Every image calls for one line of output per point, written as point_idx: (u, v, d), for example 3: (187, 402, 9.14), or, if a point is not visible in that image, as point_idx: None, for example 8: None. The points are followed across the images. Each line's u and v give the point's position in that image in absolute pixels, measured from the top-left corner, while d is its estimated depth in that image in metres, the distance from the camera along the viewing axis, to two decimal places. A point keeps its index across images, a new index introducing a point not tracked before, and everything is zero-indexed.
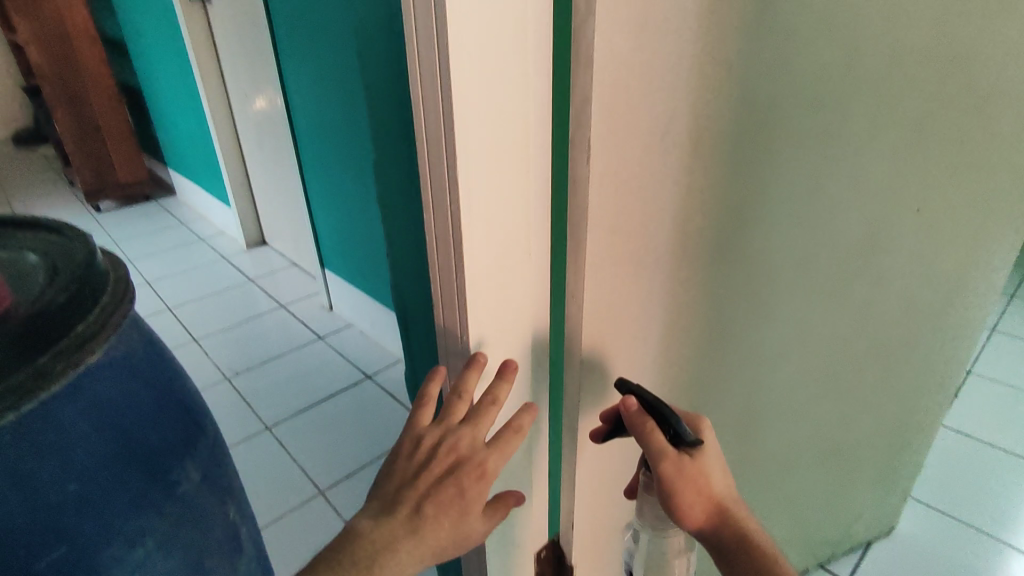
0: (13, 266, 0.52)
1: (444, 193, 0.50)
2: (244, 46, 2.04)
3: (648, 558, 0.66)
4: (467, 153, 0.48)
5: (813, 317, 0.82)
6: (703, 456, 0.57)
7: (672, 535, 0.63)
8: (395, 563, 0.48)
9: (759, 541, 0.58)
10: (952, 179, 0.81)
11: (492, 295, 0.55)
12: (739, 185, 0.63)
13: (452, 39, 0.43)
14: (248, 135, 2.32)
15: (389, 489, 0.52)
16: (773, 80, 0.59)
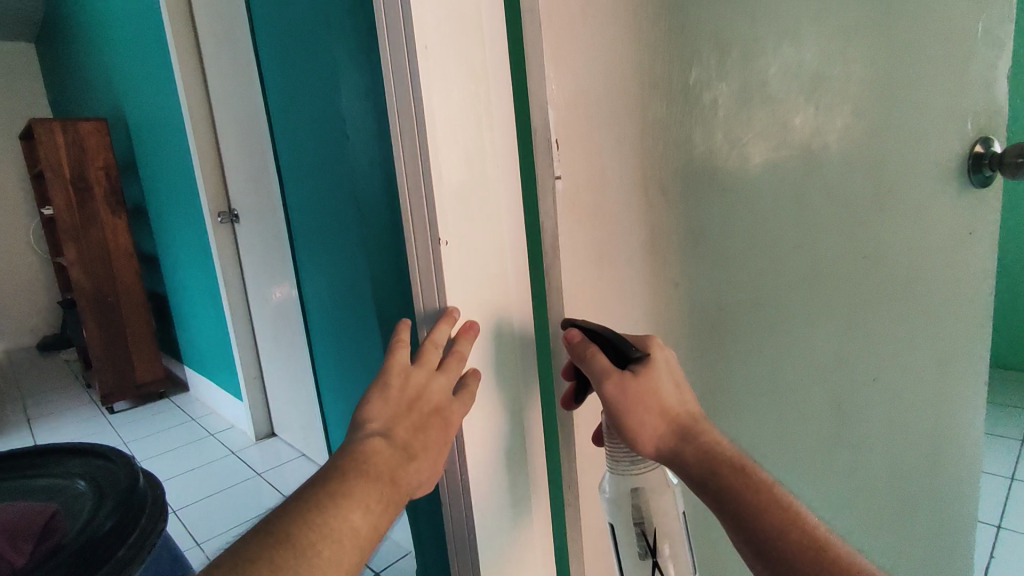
0: (78, 495, 0.80)
1: (428, 252, 0.56)
2: (259, 234, 2.27)
3: (639, 538, 0.58)
4: (448, 216, 0.55)
5: (812, 381, 0.82)
6: (652, 371, 0.57)
7: (655, 497, 0.57)
8: (404, 483, 0.49)
9: (729, 455, 0.55)
10: (909, 251, 0.88)
11: (479, 348, 0.60)
12: (705, 247, 0.69)
13: (431, 121, 0.53)
14: (263, 332, 2.46)
15: (383, 415, 0.51)
16: (715, 212, 0.70)
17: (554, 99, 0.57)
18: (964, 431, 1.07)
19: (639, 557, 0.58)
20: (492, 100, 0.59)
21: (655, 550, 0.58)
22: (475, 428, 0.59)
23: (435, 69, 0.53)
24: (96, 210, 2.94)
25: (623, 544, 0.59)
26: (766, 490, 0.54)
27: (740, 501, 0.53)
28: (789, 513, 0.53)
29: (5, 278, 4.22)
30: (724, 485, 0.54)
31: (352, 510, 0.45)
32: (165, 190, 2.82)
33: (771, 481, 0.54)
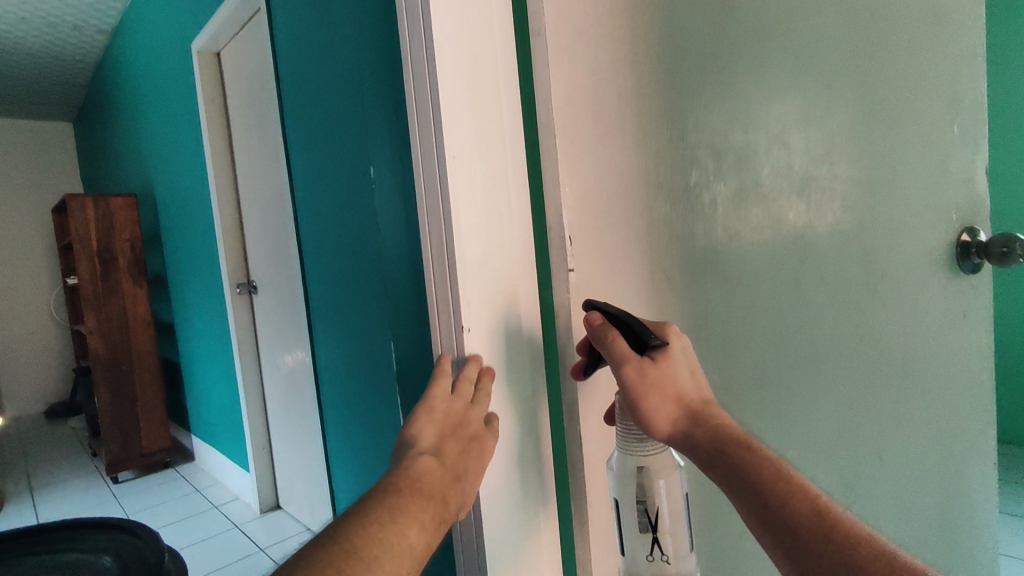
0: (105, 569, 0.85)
1: (452, 340, 0.62)
2: (277, 305, 2.33)
3: (642, 517, 0.58)
4: (471, 307, 0.61)
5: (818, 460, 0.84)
6: (668, 358, 0.60)
7: (661, 478, 0.58)
8: (452, 503, 0.52)
9: (745, 442, 0.56)
10: (905, 334, 0.92)
11: (496, 429, 0.64)
12: (710, 332, 0.74)
13: (457, 225, 0.60)
14: (274, 402, 2.48)
15: (431, 436, 0.56)
16: (717, 301, 0.74)
17: (568, 204, 0.64)
18: (975, 511, 1.07)
19: (641, 539, 0.58)
20: (512, 203, 0.65)
21: (659, 530, 0.58)
22: (491, 503, 0.63)
23: (463, 179, 0.60)
24: (119, 281, 3.04)
25: (628, 526, 0.59)
26: (780, 476, 0.54)
27: (749, 477, 0.54)
28: (789, 488, 0.52)
29: (21, 344, 4.29)
30: (733, 462, 0.55)
31: (413, 524, 0.47)
32: (187, 262, 2.92)
33: (787, 469, 0.54)
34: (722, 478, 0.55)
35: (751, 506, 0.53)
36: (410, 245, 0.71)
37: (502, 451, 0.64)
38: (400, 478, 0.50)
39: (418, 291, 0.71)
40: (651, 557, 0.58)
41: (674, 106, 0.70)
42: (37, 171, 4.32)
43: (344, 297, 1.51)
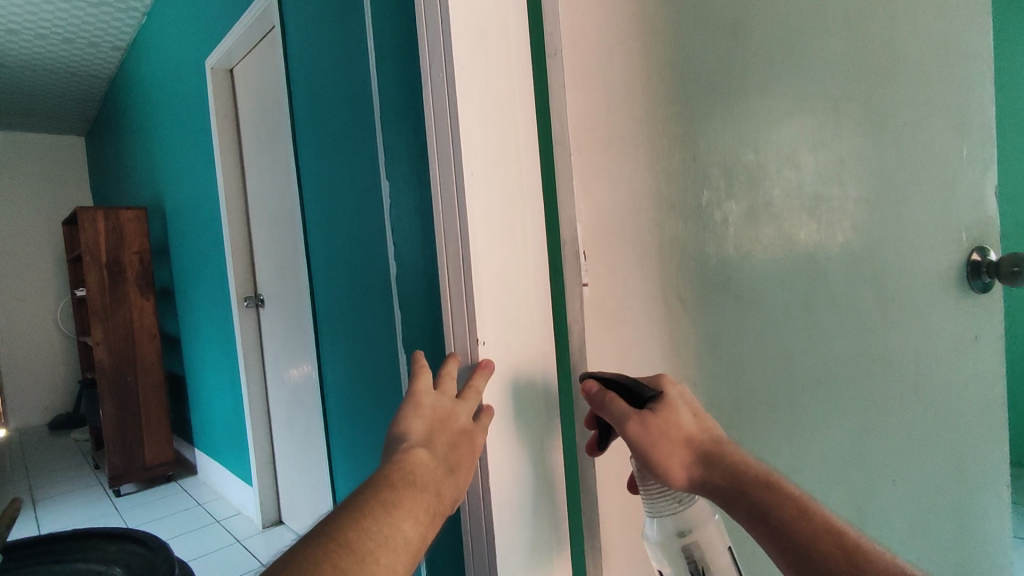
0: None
1: (467, 356, 0.63)
2: (284, 319, 2.34)
3: None
4: (486, 322, 0.62)
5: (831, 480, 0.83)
6: (667, 405, 0.59)
7: (700, 536, 0.58)
8: (446, 497, 0.49)
9: (761, 476, 0.55)
10: (917, 353, 0.92)
11: (510, 446, 0.64)
12: (723, 347, 0.74)
13: (473, 241, 0.61)
14: (278, 415, 2.47)
15: (420, 429, 0.53)
16: (729, 318, 0.75)
17: (582, 220, 0.65)
18: (989, 536, 1.06)
19: None
20: (527, 219, 0.66)
21: None
22: (504, 518, 0.63)
23: (480, 195, 0.61)
24: (126, 292, 3.06)
25: None
26: (801, 508, 0.53)
27: (772, 516, 0.53)
28: (809, 521, 0.52)
29: (26, 355, 4.31)
30: (753, 503, 0.54)
31: (405, 518, 0.43)
32: (195, 275, 2.94)
33: (806, 498, 0.54)
34: (747, 519, 0.55)
35: (784, 547, 0.52)
36: (426, 261, 0.72)
37: (515, 465, 0.64)
38: (388, 470, 0.47)
39: (431, 307, 0.72)
40: None
41: (686, 126, 0.72)
42: (49, 183, 4.38)
43: (353, 311, 1.52)
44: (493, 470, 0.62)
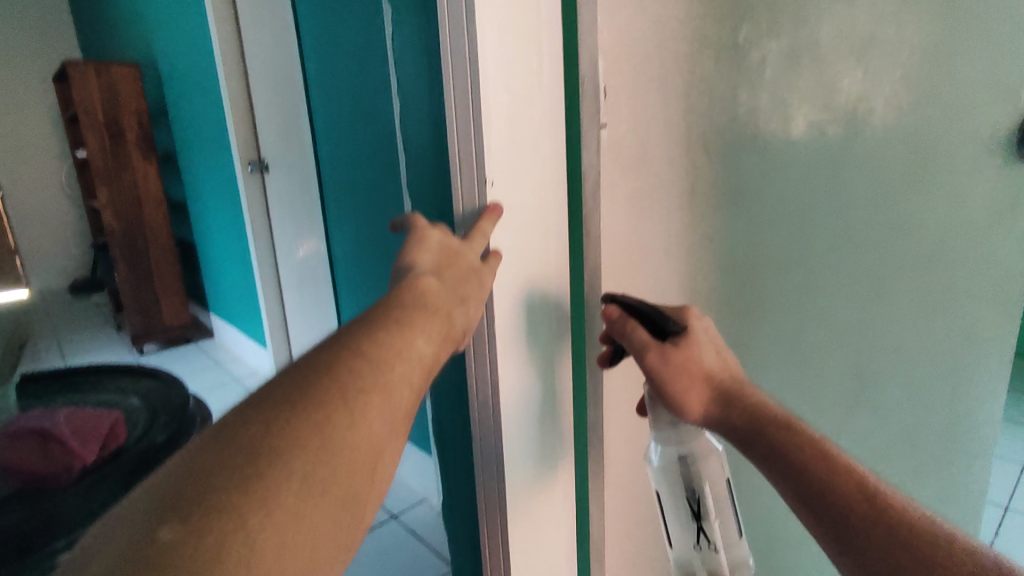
0: (131, 406, 1.00)
1: (473, 204, 0.58)
2: (289, 185, 2.29)
3: (684, 504, 0.63)
4: (495, 165, 0.56)
5: (838, 345, 0.83)
6: (689, 340, 0.63)
7: (698, 467, 0.62)
8: (457, 322, 0.51)
9: (776, 413, 0.59)
10: (946, 223, 0.87)
11: (518, 296, 0.62)
12: (746, 202, 0.70)
13: (482, 70, 0.53)
14: (288, 283, 2.50)
15: (429, 262, 0.53)
16: (757, 173, 0.70)
17: (603, 52, 0.59)
18: (986, 409, 1.07)
19: (685, 525, 0.64)
20: (543, 45, 0.57)
21: (700, 514, 0.63)
22: (509, 364, 0.63)
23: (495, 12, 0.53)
24: (127, 154, 2.99)
25: (672, 512, 0.64)
26: (811, 445, 0.56)
27: (782, 451, 0.57)
28: (822, 454, 0.55)
29: (36, 217, 4.32)
30: (765, 445, 0.58)
31: (418, 334, 0.45)
32: (195, 137, 2.84)
33: (816, 436, 0.57)
34: (756, 454, 0.59)
35: (792, 481, 0.56)
36: (429, 99, 0.65)
37: (521, 314, 0.63)
38: (399, 294, 0.48)
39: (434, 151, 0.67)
40: (696, 539, 0.64)
41: None
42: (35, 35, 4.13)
43: None
44: (499, 321, 0.61)
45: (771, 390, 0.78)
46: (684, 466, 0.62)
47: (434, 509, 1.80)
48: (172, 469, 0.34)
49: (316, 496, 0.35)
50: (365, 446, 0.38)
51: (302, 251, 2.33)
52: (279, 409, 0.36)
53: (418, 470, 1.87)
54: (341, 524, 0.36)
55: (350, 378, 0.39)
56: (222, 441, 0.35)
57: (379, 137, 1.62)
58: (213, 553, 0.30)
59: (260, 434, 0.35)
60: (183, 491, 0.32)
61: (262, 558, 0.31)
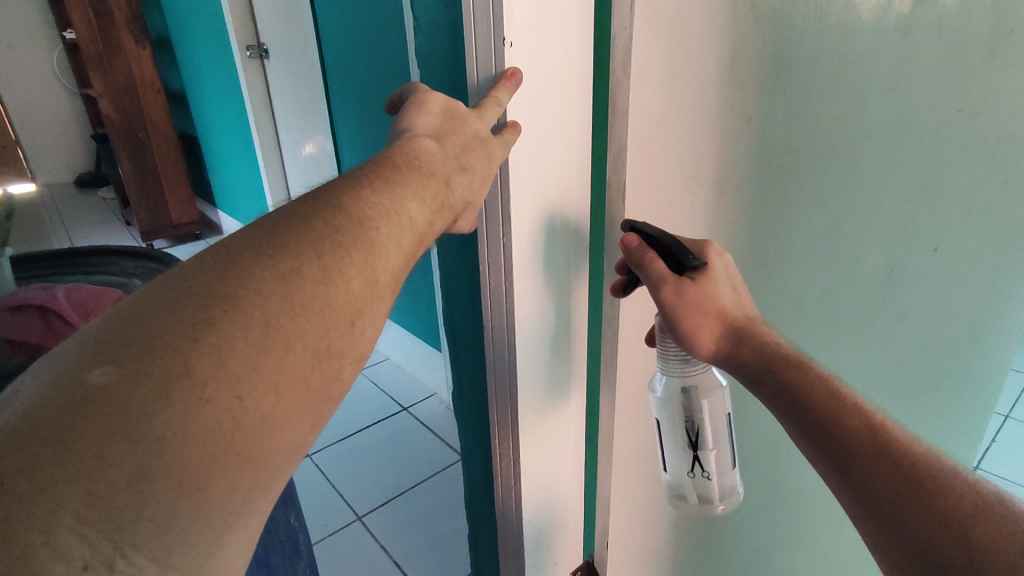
0: None
1: (491, 69, 0.53)
2: (291, 73, 2.16)
3: (682, 436, 0.61)
4: (516, 22, 0.51)
5: (875, 242, 0.79)
6: (707, 276, 0.55)
7: (703, 402, 0.59)
8: (459, 189, 0.50)
9: (791, 356, 0.52)
10: (1007, 112, 0.80)
11: (537, 175, 0.58)
12: (795, 77, 0.63)
13: None
14: (295, 179, 2.44)
15: (429, 124, 0.51)
16: (807, 38, 0.62)
17: None
18: (1014, 316, 1.04)
19: (682, 456, 0.62)
20: None
21: (698, 447, 0.61)
22: (524, 248, 0.60)
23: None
24: (120, 39, 2.82)
25: (670, 440, 0.62)
26: (830, 394, 0.49)
27: (800, 398, 0.49)
28: (836, 404, 0.48)
29: (35, 110, 4.20)
30: (772, 384, 0.51)
31: (410, 198, 0.45)
32: (189, 19, 2.67)
33: (841, 385, 0.49)
34: (767, 397, 0.52)
35: (804, 429, 0.49)
36: None
37: (541, 196, 0.59)
38: (392, 157, 0.47)
39: None
40: (691, 470, 0.62)
41: None
42: None
43: None
44: (516, 200, 0.57)
45: (797, 287, 0.76)
46: (687, 399, 0.59)
47: (444, 404, 1.85)
48: (121, 306, 0.32)
49: (280, 348, 0.34)
50: (344, 310, 0.37)
51: (308, 148, 2.25)
52: (245, 256, 0.35)
53: (427, 367, 1.90)
54: (311, 378, 0.36)
55: (324, 232, 0.38)
56: (178, 283, 0.33)
57: (383, 15, 1.50)
58: (161, 391, 0.29)
59: (218, 280, 0.34)
60: (131, 328, 0.31)
61: (214, 404, 0.31)
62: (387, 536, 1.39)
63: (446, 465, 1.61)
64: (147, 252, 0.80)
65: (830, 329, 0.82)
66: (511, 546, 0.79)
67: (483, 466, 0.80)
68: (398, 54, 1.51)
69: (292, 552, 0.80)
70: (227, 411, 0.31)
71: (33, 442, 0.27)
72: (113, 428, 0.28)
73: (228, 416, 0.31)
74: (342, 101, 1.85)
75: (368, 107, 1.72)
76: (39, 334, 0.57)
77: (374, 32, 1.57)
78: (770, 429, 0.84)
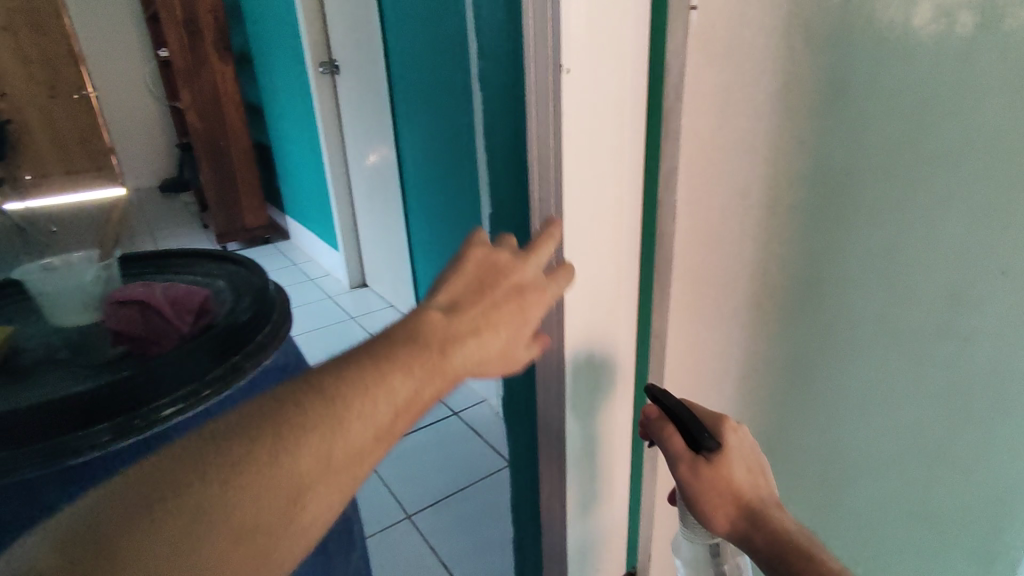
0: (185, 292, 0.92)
1: (547, 95, 0.56)
2: (360, 88, 2.28)
3: (705, 574, 0.70)
4: (572, 52, 0.55)
5: (960, 282, 0.69)
6: (725, 456, 0.57)
7: (724, 550, 0.67)
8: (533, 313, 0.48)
9: (805, 548, 0.53)
10: None
11: (587, 195, 0.62)
12: (852, 100, 0.60)
13: None
14: (358, 187, 2.56)
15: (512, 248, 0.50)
16: (865, 60, 0.59)
17: None
18: None
19: None
20: None
21: None
22: (577, 261, 0.64)
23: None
24: (206, 56, 3.05)
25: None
26: None
27: None
28: None
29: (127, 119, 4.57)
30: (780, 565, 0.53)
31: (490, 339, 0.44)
32: (269, 37, 2.86)
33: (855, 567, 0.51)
34: None
35: None
36: None
37: (590, 214, 0.63)
38: (459, 271, 0.46)
39: None
40: None
41: None
42: None
43: None
44: (565, 218, 0.61)
45: (853, 320, 0.72)
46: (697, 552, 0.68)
47: (494, 410, 1.89)
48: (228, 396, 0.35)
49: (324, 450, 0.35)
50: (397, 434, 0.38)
51: (372, 160, 2.37)
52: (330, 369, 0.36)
53: (478, 374, 1.95)
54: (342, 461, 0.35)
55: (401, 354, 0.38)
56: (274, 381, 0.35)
57: (447, 35, 1.58)
58: (226, 486, 0.32)
59: (275, 403, 0.34)
60: (225, 420, 0.34)
61: (266, 502, 0.32)
62: (435, 537, 1.43)
63: (493, 471, 1.64)
64: (227, 255, 0.86)
65: (891, 370, 0.75)
66: (554, 552, 0.81)
67: (530, 471, 0.83)
68: (460, 71, 1.58)
69: (343, 542, 0.84)
70: (281, 507, 0.33)
71: (117, 515, 0.30)
72: (182, 512, 0.31)
73: (276, 517, 0.33)
74: (405, 116, 1.94)
75: (430, 121, 1.80)
76: (140, 325, 0.63)
77: (439, 44, 1.59)
78: (823, 456, 0.83)
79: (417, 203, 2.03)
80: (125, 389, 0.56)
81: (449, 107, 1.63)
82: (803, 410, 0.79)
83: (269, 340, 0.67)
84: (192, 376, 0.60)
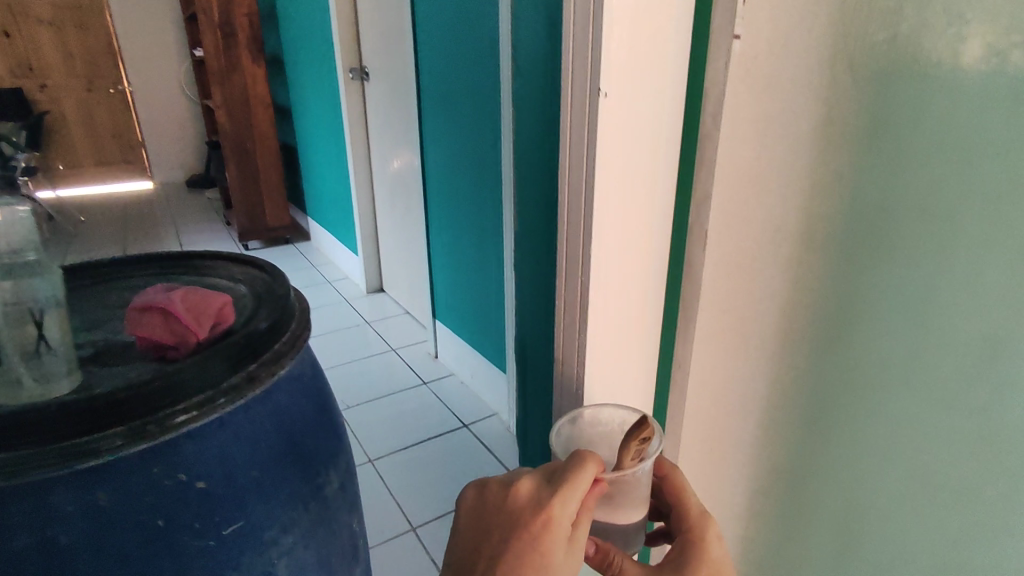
0: (196, 266, 0.85)
1: (581, 134, 0.57)
2: (389, 93, 2.25)
3: (23, 319, 0.55)
4: (612, 83, 0.54)
5: None
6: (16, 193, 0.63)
7: (40, 275, 0.57)
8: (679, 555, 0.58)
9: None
10: None
11: (616, 223, 0.61)
12: (883, 154, 0.62)
13: None
14: (381, 193, 2.56)
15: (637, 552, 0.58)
16: (903, 97, 0.60)
17: None
18: None
19: (16, 344, 0.54)
20: None
21: (45, 330, 0.55)
22: (600, 293, 0.62)
23: None
24: (239, 56, 3.07)
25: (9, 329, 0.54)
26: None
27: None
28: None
29: (155, 116, 4.65)
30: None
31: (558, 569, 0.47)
32: (303, 39, 2.87)
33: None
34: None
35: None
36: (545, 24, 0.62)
37: (619, 246, 0.62)
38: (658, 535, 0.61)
39: None
40: (40, 349, 0.55)
41: None
42: None
43: (489, 80, 1.57)
44: (595, 252, 0.60)
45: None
46: None
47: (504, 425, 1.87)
48: None
49: None
50: None
51: (396, 171, 2.37)
52: None
53: (491, 388, 1.93)
54: None
55: None
56: None
57: (482, 44, 1.56)
58: None
59: None
60: None
61: None
62: (437, 550, 1.42)
63: None
64: (249, 258, 0.84)
65: None
66: None
67: None
68: (488, 83, 1.58)
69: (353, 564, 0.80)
70: None
71: None
72: None
73: None
74: (432, 126, 1.92)
75: (456, 130, 1.79)
76: (159, 332, 0.61)
77: (477, 55, 1.60)
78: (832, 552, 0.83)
79: (438, 211, 2.02)
80: (142, 395, 0.54)
81: (488, 121, 1.62)
82: (837, 446, 0.76)
83: (287, 350, 0.67)
84: (210, 382, 0.58)
